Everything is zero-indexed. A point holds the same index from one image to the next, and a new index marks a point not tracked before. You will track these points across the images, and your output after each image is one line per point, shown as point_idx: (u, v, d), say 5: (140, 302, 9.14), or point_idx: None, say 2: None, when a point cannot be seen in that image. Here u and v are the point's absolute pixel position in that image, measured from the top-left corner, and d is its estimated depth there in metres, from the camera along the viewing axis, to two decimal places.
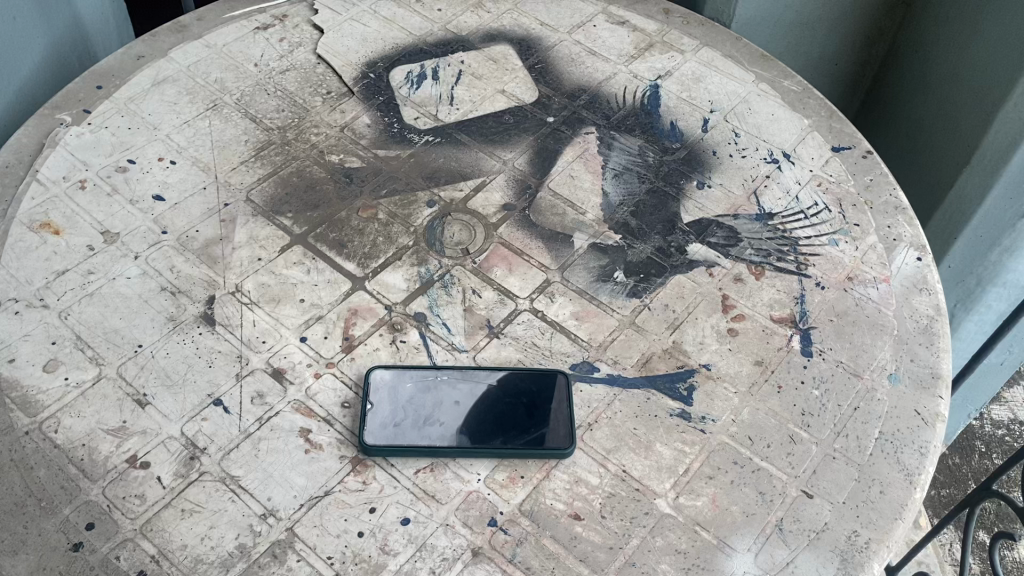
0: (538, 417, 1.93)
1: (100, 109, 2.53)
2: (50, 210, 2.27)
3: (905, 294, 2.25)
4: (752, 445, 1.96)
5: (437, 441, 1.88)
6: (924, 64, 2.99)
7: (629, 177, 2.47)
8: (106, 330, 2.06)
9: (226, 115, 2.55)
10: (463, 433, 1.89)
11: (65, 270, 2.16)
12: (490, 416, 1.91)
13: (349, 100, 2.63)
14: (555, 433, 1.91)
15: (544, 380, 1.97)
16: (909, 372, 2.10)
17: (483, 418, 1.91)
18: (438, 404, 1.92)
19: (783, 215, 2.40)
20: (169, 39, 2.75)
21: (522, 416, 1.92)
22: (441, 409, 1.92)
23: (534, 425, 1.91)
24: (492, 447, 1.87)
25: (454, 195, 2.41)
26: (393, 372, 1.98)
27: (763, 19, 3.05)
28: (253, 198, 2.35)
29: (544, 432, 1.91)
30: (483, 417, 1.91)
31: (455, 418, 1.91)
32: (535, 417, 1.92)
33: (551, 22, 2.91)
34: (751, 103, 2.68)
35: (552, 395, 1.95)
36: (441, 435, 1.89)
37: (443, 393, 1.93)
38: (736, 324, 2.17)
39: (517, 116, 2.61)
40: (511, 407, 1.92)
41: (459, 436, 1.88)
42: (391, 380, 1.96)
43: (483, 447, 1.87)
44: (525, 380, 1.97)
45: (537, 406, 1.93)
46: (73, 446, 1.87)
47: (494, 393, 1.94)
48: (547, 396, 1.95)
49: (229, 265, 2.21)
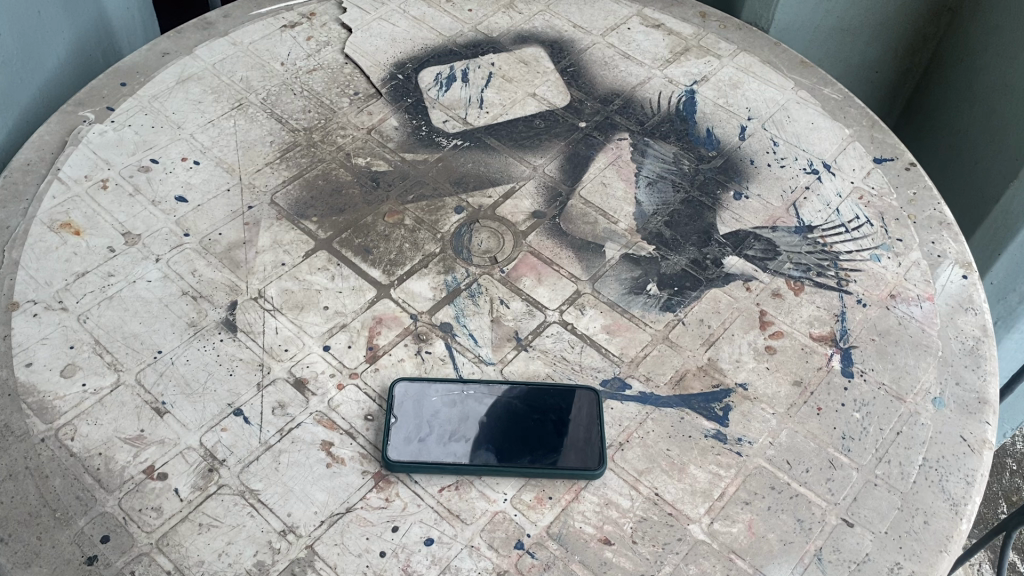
0: (566, 434, 1.85)
1: (124, 107, 2.48)
2: (71, 210, 2.23)
3: (949, 314, 2.16)
4: (790, 469, 1.88)
5: (463, 457, 1.82)
6: (967, 71, 2.88)
7: (663, 186, 2.40)
8: (125, 335, 2.01)
9: (251, 115, 2.50)
10: (489, 450, 1.82)
11: (85, 272, 2.11)
12: (517, 432, 1.85)
13: (377, 102, 2.57)
14: (584, 452, 1.83)
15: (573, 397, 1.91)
16: (955, 396, 2.01)
17: (510, 435, 1.85)
18: (464, 418, 1.86)
19: (823, 229, 2.32)
20: (194, 36, 2.70)
21: (551, 432, 1.85)
22: (467, 423, 1.86)
23: (564, 443, 1.84)
24: (519, 466, 1.81)
25: (483, 201, 2.35)
26: (417, 383, 1.92)
27: (801, 26, 2.98)
28: (277, 201, 2.30)
29: (574, 451, 1.83)
30: (510, 433, 1.85)
31: (481, 435, 1.85)
32: (563, 434, 1.85)
33: (584, 24, 2.83)
34: (790, 111, 2.59)
35: (582, 412, 1.88)
36: (466, 451, 1.82)
37: (469, 406, 1.88)
38: (773, 342, 2.09)
39: (547, 121, 2.54)
40: (539, 423, 1.86)
41: (485, 453, 1.82)
42: (415, 392, 1.90)
43: (509, 465, 1.81)
44: (553, 396, 1.90)
45: (566, 421, 1.86)
46: (89, 454, 1.82)
47: (521, 409, 1.88)
48: (575, 413, 1.88)
49: (252, 269, 2.15)
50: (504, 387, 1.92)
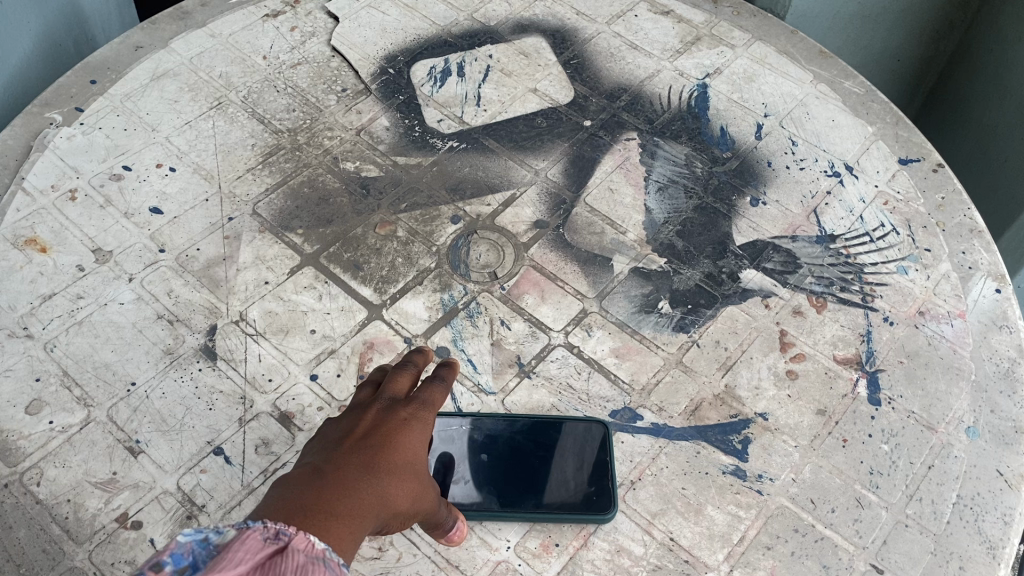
0: (573, 473, 1.71)
1: (95, 108, 2.30)
2: (37, 224, 2.06)
3: (983, 332, 2.01)
4: (814, 509, 1.75)
5: (462, 501, 1.68)
6: (995, 61, 2.71)
7: (674, 192, 2.23)
8: (96, 365, 1.85)
9: (232, 115, 2.32)
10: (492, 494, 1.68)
11: (51, 294, 1.95)
12: (520, 471, 1.71)
13: (367, 99, 2.39)
14: (595, 493, 1.69)
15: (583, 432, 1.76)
16: (990, 426, 1.88)
17: (512, 475, 1.71)
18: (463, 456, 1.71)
19: (846, 238, 2.16)
20: (171, 27, 2.52)
21: (556, 471, 1.71)
22: (466, 461, 1.71)
23: (570, 483, 1.70)
24: (524, 511, 1.67)
25: (481, 209, 2.18)
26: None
27: (819, 14, 2.82)
28: (260, 211, 2.13)
29: (584, 492, 1.69)
30: (513, 474, 1.71)
31: (483, 476, 1.70)
32: (573, 473, 1.71)
33: (588, 11, 2.65)
34: (809, 107, 2.42)
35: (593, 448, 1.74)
36: (465, 493, 1.68)
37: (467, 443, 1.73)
38: (795, 366, 1.94)
39: (550, 119, 2.37)
40: (544, 461, 1.72)
41: (486, 498, 1.68)
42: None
43: (512, 511, 1.67)
44: (558, 431, 1.76)
45: (573, 458, 1.72)
46: (56, 502, 1.68)
47: (524, 447, 1.74)
48: (586, 449, 1.74)
49: (233, 289, 1.99)
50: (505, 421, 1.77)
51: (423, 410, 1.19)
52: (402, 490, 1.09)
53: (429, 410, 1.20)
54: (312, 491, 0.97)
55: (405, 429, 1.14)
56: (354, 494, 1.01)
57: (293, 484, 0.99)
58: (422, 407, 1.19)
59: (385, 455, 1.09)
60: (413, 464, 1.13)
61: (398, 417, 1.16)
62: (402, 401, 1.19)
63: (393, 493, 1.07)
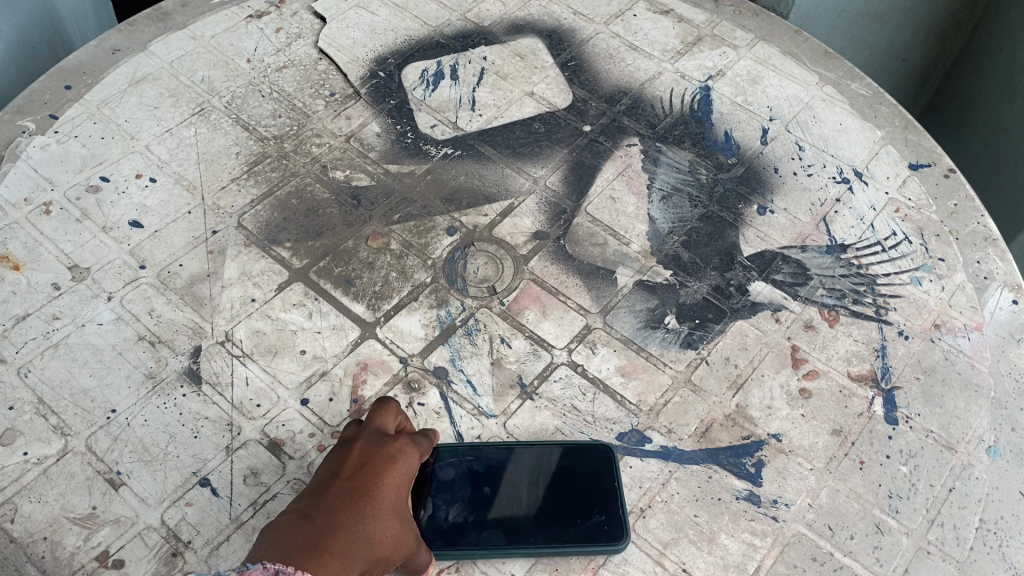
0: (581, 500, 1.62)
1: (70, 114, 2.19)
2: (10, 240, 1.95)
3: (1001, 346, 1.94)
4: (832, 537, 1.67)
5: (467, 537, 1.57)
6: (1005, 62, 2.64)
7: (678, 200, 2.15)
8: (73, 392, 1.75)
9: (215, 122, 2.22)
10: (497, 530, 1.58)
11: (25, 315, 1.84)
12: (526, 501, 1.61)
13: (356, 104, 2.29)
14: (603, 522, 1.60)
15: (587, 456, 1.67)
16: (1011, 445, 1.80)
17: (518, 505, 1.60)
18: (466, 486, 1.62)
19: (858, 248, 2.08)
20: (149, 29, 2.40)
21: (563, 498, 1.61)
22: (468, 492, 1.61)
23: (579, 513, 1.60)
24: (532, 547, 1.57)
25: (478, 220, 2.09)
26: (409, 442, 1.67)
27: (824, 10, 2.75)
28: (246, 224, 2.03)
29: (594, 521, 1.60)
30: (518, 504, 1.60)
31: (485, 512, 1.60)
32: (581, 501, 1.61)
33: (586, 11, 2.56)
34: (815, 110, 2.34)
35: (598, 473, 1.65)
36: (469, 529, 1.58)
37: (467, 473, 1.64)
38: (808, 384, 1.86)
39: (547, 124, 2.28)
40: (550, 489, 1.62)
41: (492, 533, 1.58)
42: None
43: (520, 547, 1.57)
44: (563, 456, 1.67)
45: (580, 483, 1.63)
46: (32, 540, 1.57)
47: (529, 475, 1.64)
48: (591, 473, 1.65)
49: (218, 307, 1.89)
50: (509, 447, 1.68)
51: (404, 452, 1.35)
52: (387, 526, 1.22)
53: (409, 453, 1.36)
54: (304, 531, 1.11)
55: (388, 469, 1.29)
56: (343, 533, 1.14)
57: (287, 527, 1.12)
58: (404, 451, 1.35)
59: (373, 495, 1.23)
60: (396, 501, 1.27)
61: (384, 457, 1.31)
62: (387, 443, 1.34)
63: (378, 527, 1.20)
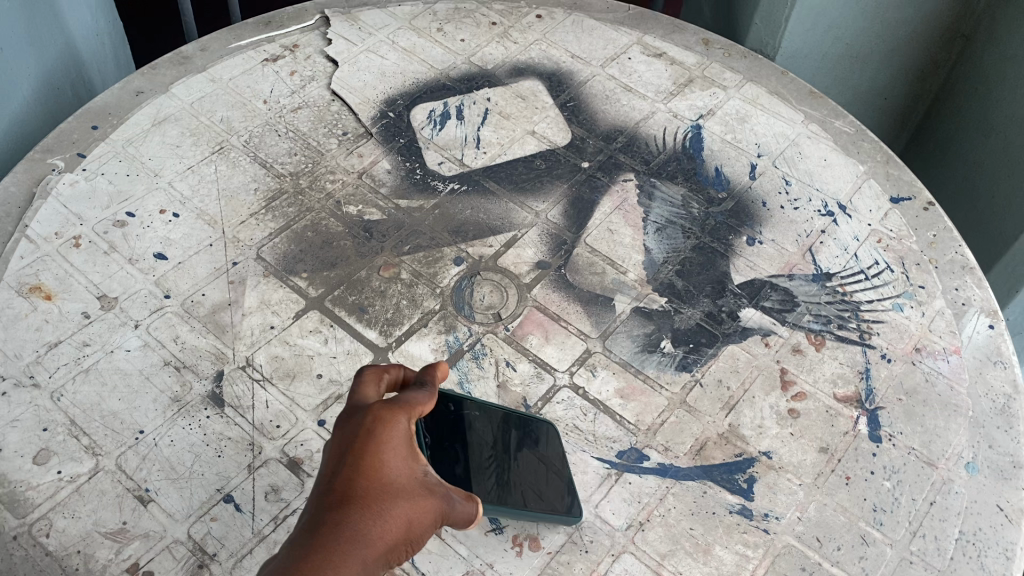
0: (551, 475, 1.76)
1: (97, 153, 2.32)
2: (42, 271, 2.07)
3: (978, 368, 2.06)
4: (820, 548, 1.77)
5: (490, 498, 1.62)
6: (981, 101, 2.78)
7: (672, 232, 2.27)
8: (103, 414, 1.86)
9: (234, 160, 2.34)
10: (516, 495, 1.66)
11: (57, 342, 1.95)
12: (520, 467, 1.70)
13: (367, 143, 2.42)
14: (565, 496, 1.76)
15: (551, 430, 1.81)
16: (988, 461, 1.91)
17: (516, 471, 1.69)
18: (485, 445, 1.66)
19: (842, 276, 2.21)
20: (170, 72, 2.54)
21: (538, 469, 1.74)
22: (492, 450, 1.67)
23: (555, 483, 1.75)
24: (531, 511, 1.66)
25: (483, 250, 2.21)
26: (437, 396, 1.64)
27: (808, 53, 2.88)
28: (264, 256, 2.15)
29: (561, 493, 1.75)
30: (517, 472, 1.70)
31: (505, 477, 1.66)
32: (548, 473, 1.76)
33: (583, 55, 2.70)
34: (801, 147, 2.48)
35: (557, 449, 1.80)
36: (499, 490, 1.63)
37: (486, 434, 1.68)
38: (796, 404, 1.98)
39: (548, 161, 2.41)
40: (533, 459, 1.74)
41: (512, 497, 1.65)
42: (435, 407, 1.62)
43: (529, 511, 1.66)
44: (538, 426, 1.79)
45: (547, 458, 1.77)
46: (66, 553, 1.67)
47: (520, 444, 1.74)
48: (553, 448, 1.80)
49: (239, 334, 2.00)
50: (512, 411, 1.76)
51: (387, 416, 1.27)
52: (386, 511, 1.17)
53: (395, 415, 1.28)
54: (288, 558, 1.07)
55: (375, 450, 1.22)
56: (331, 544, 1.10)
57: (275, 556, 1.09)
58: (391, 418, 1.27)
59: (361, 488, 1.18)
60: (389, 479, 1.21)
61: (363, 434, 1.24)
62: (369, 416, 1.27)
63: (373, 520, 1.15)
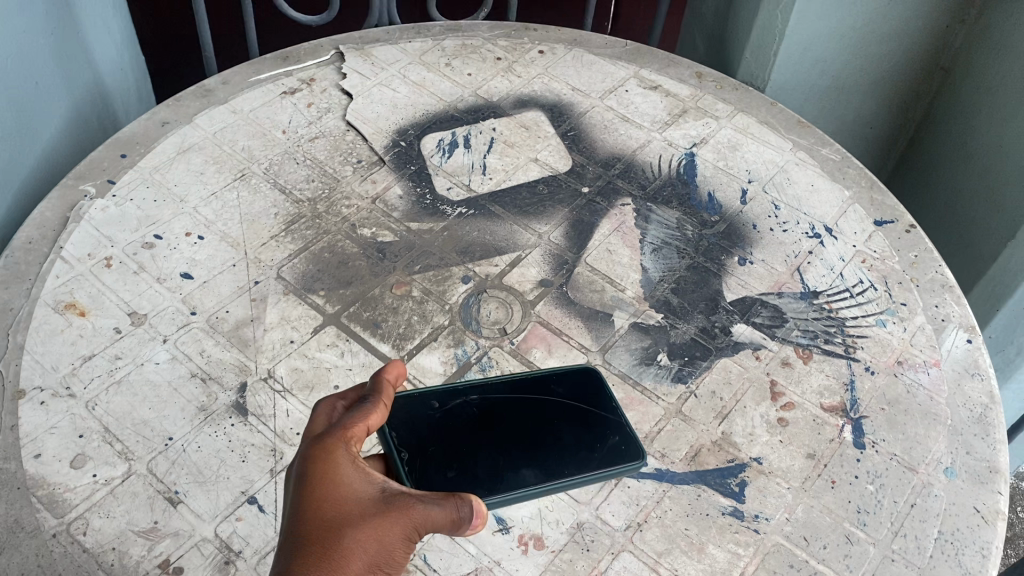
0: (593, 430, 1.71)
1: (126, 179, 2.47)
2: (76, 290, 2.20)
3: (956, 380, 2.18)
4: (807, 546, 1.89)
5: (505, 480, 1.61)
6: (961, 130, 2.94)
7: (668, 252, 2.41)
8: (135, 422, 1.98)
9: (255, 186, 2.49)
10: (530, 469, 1.63)
11: (91, 355, 2.08)
12: (543, 435, 1.69)
13: (380, 170, 2.57)
14: (620, 443, 1.69)
15: (574, 385, 1.79)
16: (966, 466, 2.03)
17: (538, 441, 1.68)
18: (479, 428, 1.69)
19: (828, 294, 2.34)
20: (194, 104, 2.69)
21: (570, 431, 1.71)
22: (487, 435, 1.68)
23: (597, 434, 1.71)
24: (567, 477, 1.62)
25: (489, 270, 2.34)
26: (414, 400, 1.69)
27: (797, 85, 3.04)
28: (284, 275, 2.28)
29: (615, 440, 1.70)
30: (539, 444, 1.68)
31: (513, 458, 1.65)
32: (590, 426, 1.72)
33: (583, 87, 2.86)
34: (789, 173, 2.62)
35: (592, 400, 1.77)
36: (506, 472, 1.62)
37: (480, 415, 1.72)
38: (785, 414, 2.10)
39: (550, 187, 2.55)
40: (560, 423, 1.72)
41: (529, 472, 1.63)
42: (413, 411, 1.68)
43: (565, 476, 1.62)
44: (558, 387, 1.79)
45: (579, 417, 1.74)
46: (102, 550, 1.78)
47: (537, 416, 1.73)
48: (586, 400, 1.77)
49: (261, 348, 2.13)
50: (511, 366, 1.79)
51: (325, 455, 1.38)
52: (347, 543, 1.30)
53: (333, 448, 1.39)
54: None
55: (326, 489, 1.34)
56: None
57: None
58: (337, 450, 1.39)
59: (321, 529, 1.31)
60: (348, 512, 1.33)
61: (314, 474, 1.36)
62: (318, 452, 1.38)
63: (336, 555, 1.29)
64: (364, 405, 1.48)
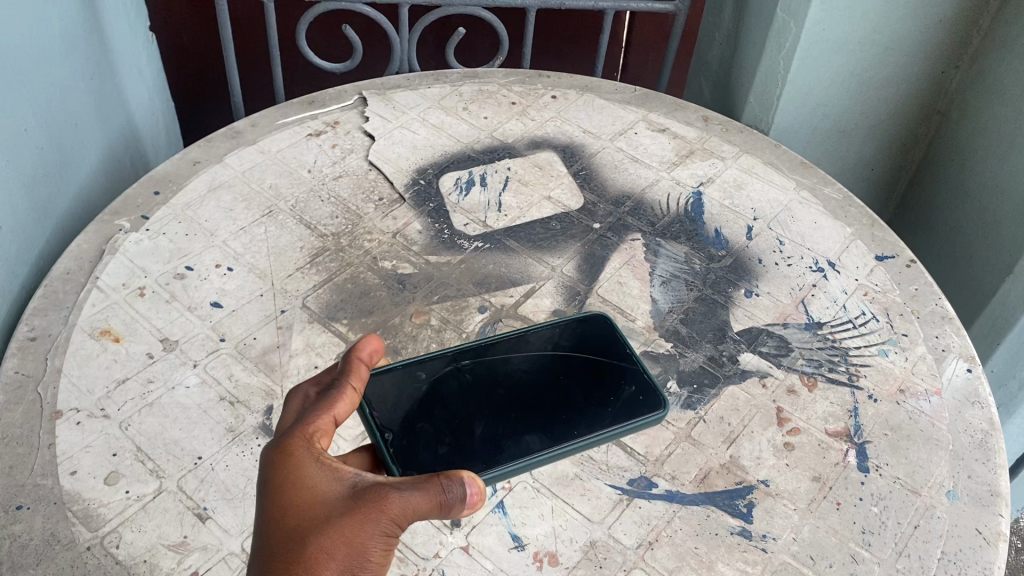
0: (607, 387, 1.88)
1: (159, 214, 2.59)
2: (110, 318, 2.31)
3: (957, 407, 2.25)
4: (813, 565, 1.94)
5: (513, 446, 1.75)
6: (959, 172, 3.05)
7: (676, 285, 2.51)
8: (166, 442, 2.07)
9: (281, 222, 2.61)
10: (534, 435, 1.78)
11: (125, 379, 2.18)
12: (546, 399, 1.86)
13: (401, 207, 2.69)
14: (637, 395, 1.86)
15: (572, 344, 1.98)
16: (967, 490, 2.09)
17: (543, 404, 1.85)
18: (480, 397, 1.85)
19: (832, 325, 2.43)
20: (224, 145, 2.82)
21: (576, 391, 1.88)
22: (484, 406, 1.83)
23: (612, 386, 1.89)
24: (575, 438, 1.78)
25: (505, 300, 2.44)
26: (404, 374, 1.85)
27: (799, 128, 3.16)
28: (309, 304, 2.39)
29: (632, 389, 1.87)
30: (543, 411, 1.83)
31: (514, 428, 1.79)
32: (602, 379, 1.90)
33: (594, 130, 2.99)
34: (793, 211, 2.73)
35: (603, 352, 1.96)
36: (507, 442, 1.76)
37: (473, 380, 1.89)
38: (792, 438, 2.17)
39: (563, 223, 2.66)
40: (568, 383, 1.89)
41: (534, 440, 1.77)
42: (404, 386, 1.83)
43: (573, 436, 1.78)
44: (565, 344, 1.98)
45: (591, 373, 1.92)
46: (134, 562, 1.86)
47: (541, 380, 1.90)
48: (599, 352, 1.96)
49: (286, 372, 2.23)
50: (514, 341, 1.98)
51: (290, 459, 1.45)
52: (317, 545, 1.38)
53: (296, 449, 1.46)
54: None
55: (292, 494, 1.42)
56: None
57: None
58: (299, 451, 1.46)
59: (291, 534, 1.39)
60: (317, 514, 1.40)
61: (281, 479, 1.43)
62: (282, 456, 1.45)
63: (308, 557, 1.37)
64: (328, 400, 1.55)
